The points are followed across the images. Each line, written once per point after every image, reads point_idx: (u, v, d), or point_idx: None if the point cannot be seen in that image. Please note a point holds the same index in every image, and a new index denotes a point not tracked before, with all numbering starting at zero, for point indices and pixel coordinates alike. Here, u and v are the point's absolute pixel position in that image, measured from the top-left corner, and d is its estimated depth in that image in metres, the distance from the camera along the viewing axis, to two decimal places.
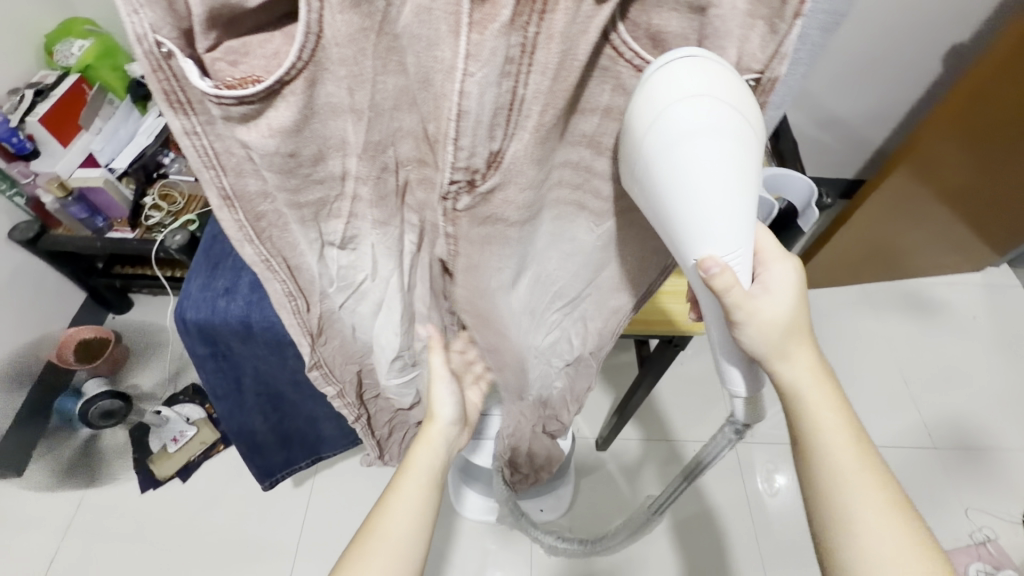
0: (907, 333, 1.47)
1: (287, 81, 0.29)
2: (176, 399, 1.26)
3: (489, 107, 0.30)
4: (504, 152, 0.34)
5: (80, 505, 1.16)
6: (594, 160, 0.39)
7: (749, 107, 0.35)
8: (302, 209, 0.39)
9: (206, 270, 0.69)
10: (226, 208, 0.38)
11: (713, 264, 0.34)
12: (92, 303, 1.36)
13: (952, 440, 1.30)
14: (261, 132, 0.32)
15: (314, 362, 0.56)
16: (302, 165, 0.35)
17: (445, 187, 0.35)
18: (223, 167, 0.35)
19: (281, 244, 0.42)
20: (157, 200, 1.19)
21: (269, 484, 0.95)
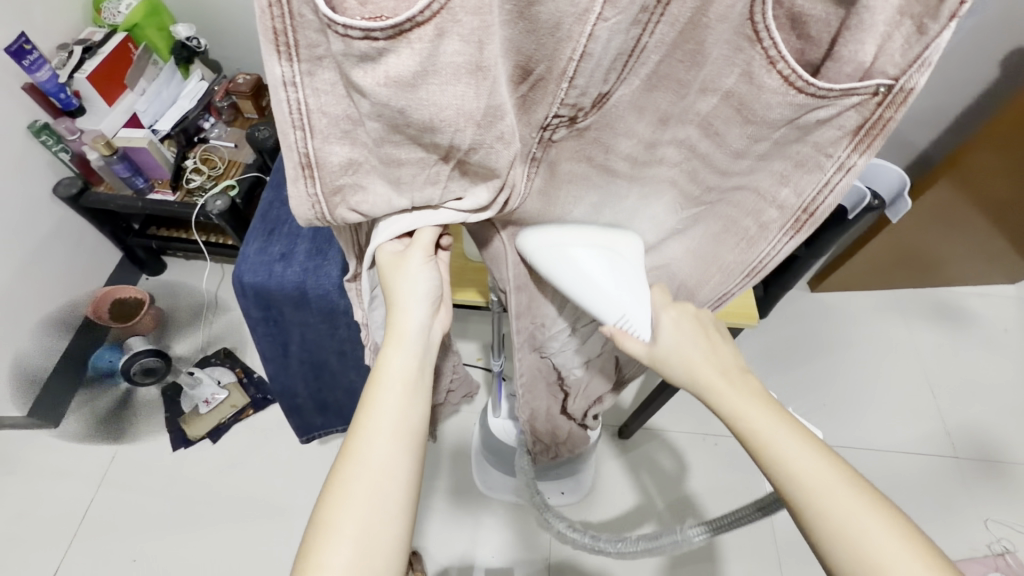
0: (936, 342, 1.46)
1: (419, 23, 0.25)
2: (208, 361, 1.30)
3: (611, 53, 0.30)
4: (610, 94, 0.33)
5: (113, 457, 1.20)
6: (700, 142, 0.37)
7: (870, 119, 0.32)
8: (398, 168, 0.36)
9: (262, 235, 0.69)
10: (304, 178, 0.35)
11: (609, 329, 0.46)
12: (128, 262, 1.39)
13: (974, 451, 1.29)
14: (378, 79, 0.28)
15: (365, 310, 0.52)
16: (410, 124, 0.31)
17: (548, 118, 0.34)
18: (312, 128, 0.33)
19: (344, 207, 0.37)
20: (198, 164, 1.21)
21: (307, 439, 0.99)
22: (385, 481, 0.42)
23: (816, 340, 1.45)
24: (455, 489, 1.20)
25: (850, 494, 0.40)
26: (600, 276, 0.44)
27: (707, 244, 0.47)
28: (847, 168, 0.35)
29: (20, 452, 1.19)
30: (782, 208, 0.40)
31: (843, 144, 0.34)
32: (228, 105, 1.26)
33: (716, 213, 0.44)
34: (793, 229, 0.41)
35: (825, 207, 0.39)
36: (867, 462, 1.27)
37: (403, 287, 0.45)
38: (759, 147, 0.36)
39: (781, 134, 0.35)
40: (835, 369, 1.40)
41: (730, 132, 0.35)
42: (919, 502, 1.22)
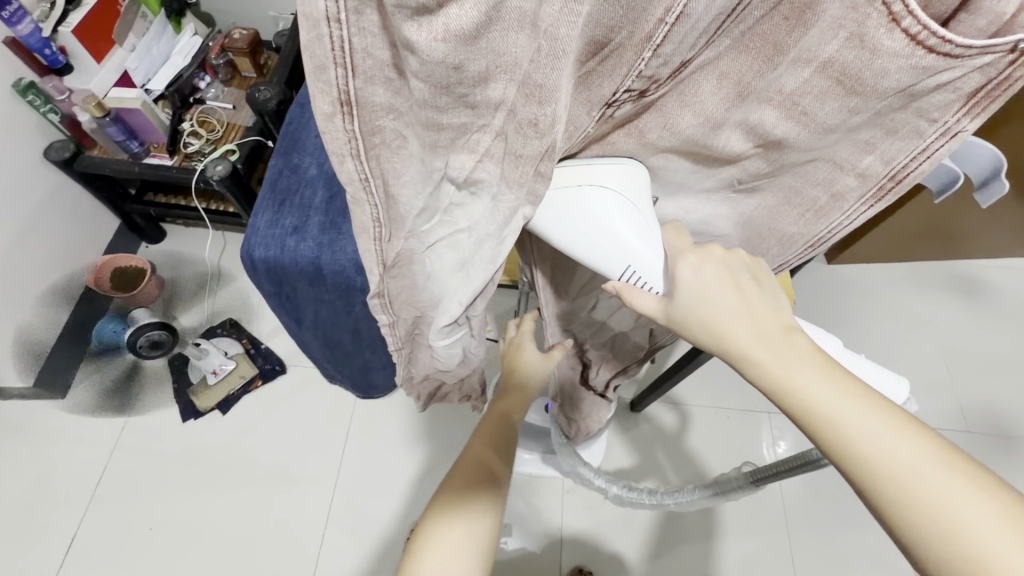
0: (952, 315, 1.44)
1: None
2: (214, 332, 1.27)
3: (713, 13, 0.26)
4: (694, 62, 0.30)
5: (123, 428, 1.19)
6: (776, 125, 0.33)
7: (995, 79, 0.28)
8: (437, 134, 0.33)
9: (273, 206, 0.65)
10: (340, 115, 0.31)
11: (612, 288, 0.41)
12: (126, 230, 1.34)
13: (986, 425, 1.29)
14: (433, 33, 0.25)
15: (379, 291, 0.49)
16: (462, 82, 0.28)
17: (616, 94, 0.31)
18: (354, 67, 0.29)
19: (386, 164, 0.36)
20: (195, 127, 1.15)
21: None
22: (477, 541, 0.52)
23: (828, 313, 1.42)
24: None
25: (928, 462, 0.33)
26: (588, 226, 0.38)
27: (764, 215, 0.44)
28: (952, 134, 0.33)
29: (30, 423, 1.18)
30: (863, 176, 0.38)
31: (953, 108, 0.31)
32: (224, 64, 1.19)
33: (779, 183, 0.41)
34: (872, 197, 0.39)
35: (914, 176, 0.37)
36: None
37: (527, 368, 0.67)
38: (855, 120, 0.32)
39: (887, 102, 0.31)
40: (847, 342, 1.39)
41: (825, 107, 0.31)
42: None
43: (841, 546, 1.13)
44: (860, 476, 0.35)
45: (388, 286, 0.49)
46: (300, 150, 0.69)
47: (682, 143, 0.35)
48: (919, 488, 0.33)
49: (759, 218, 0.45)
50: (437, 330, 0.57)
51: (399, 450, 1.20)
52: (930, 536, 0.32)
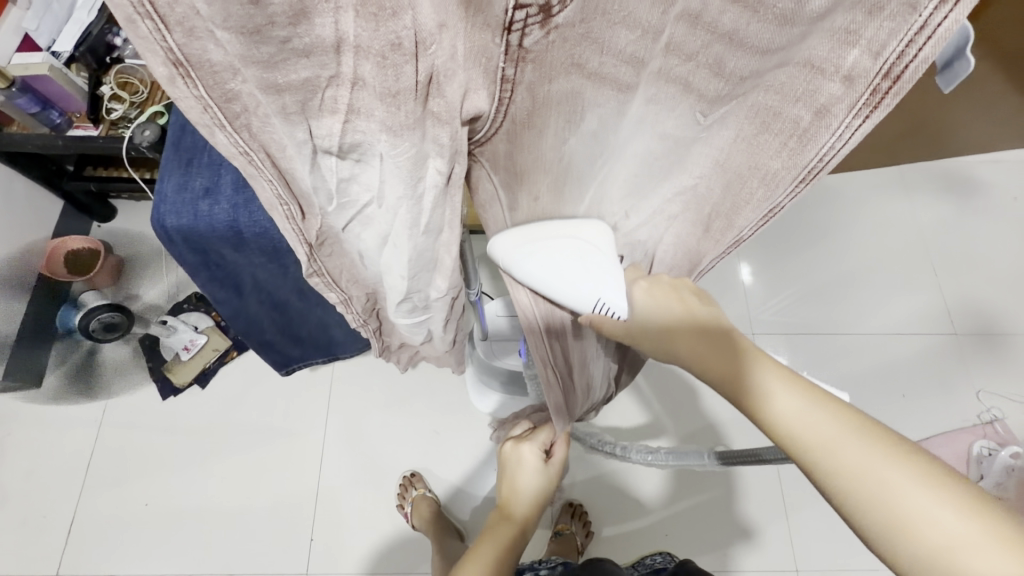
0: (940, 218, 1.39)
1: None
2: (181, 307, 1.24)
3: None
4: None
5: (104, 410, 1.18)
6: (723, 13, 0.26)
7: None
8: (283, 97, 0.28)
9: (179, 167, 0.59)
10: (180, 79, 0.26)
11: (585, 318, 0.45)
12: (71, 210, 1.27)
13: (972, 325, 1.28)
14: None
15: (314, 272, 0.47)
16: (274, 25, 0.24)
17: (510, 12, 0.24)
18: (164, 18, 0.23)
19: (264, 136, 0.31)
20: (115, 89, 1.04)
21: (287, 371, 0.93)
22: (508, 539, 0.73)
23: (813, 228, 1.37)
24: (453, 410, 1.20)
25: (858, 443, 0.35)
26: (564, 271, 0.42)
27: (741, 149, 0.37)
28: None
29: (9, 414, 1.17)
30: (849, 77, 0.30)
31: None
32: None
33: (750, 101, 0.33)
34: (864, 107, 0.30)
35: (914, 65, 0.28)
36: (863, 347, 1.26)
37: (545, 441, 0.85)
38: (818, 3, 0.26)
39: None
40: (832, 255, 1.35)
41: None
42: (914, 380, 1.23)
43: None
44: (807, 463, 0.36)
45: (325, 266, 0.48)
46: None
47: (622, 68, 0.29)
48: (851, 463, 0.35)
49: (733, 155, 0.38)
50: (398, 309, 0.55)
51: (383, 407, 1.20)
52: (870, 509, 0.34)
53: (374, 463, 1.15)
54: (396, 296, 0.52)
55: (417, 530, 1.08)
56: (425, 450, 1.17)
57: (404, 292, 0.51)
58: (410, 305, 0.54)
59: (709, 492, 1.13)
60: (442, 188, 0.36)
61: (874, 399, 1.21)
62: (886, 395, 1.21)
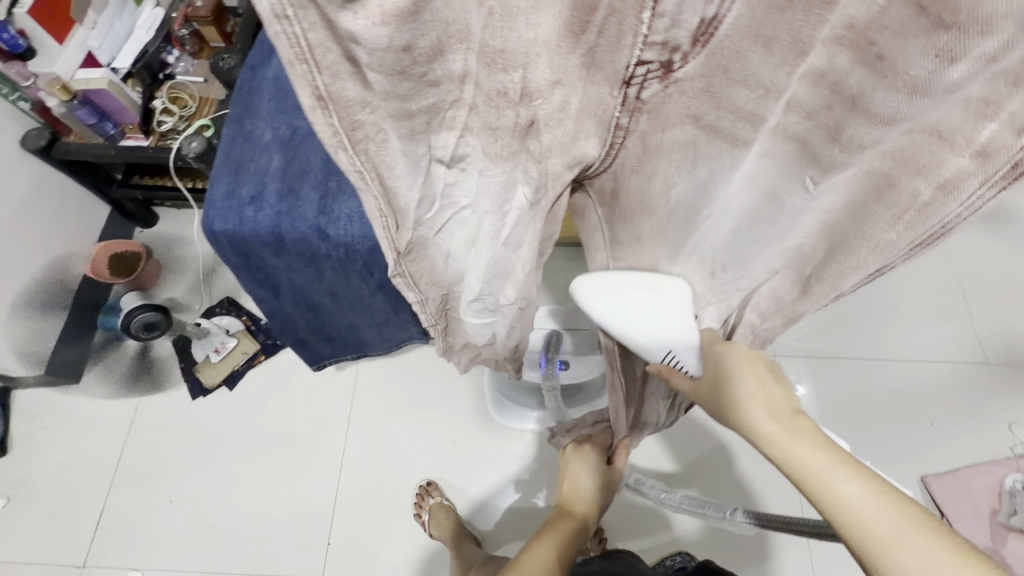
0: (968, 244, 1.37)
1: None
2: (214, 311, 1.29)
3: None
4: (721, 18, 0.25)
5: (137, 408, 1.23)
6: (876, 90, 0.26)
7: None
8: (412, 120, 0.31)
9: (228, 176, 0.63)
10: (320, 110, 0.29)
11: (654, 369, 0.47)
12: (117, 215, 1.33)
13: (1003, 355, 1.25)
14: (374, 17, 0.24)
15: (399, 275, 0.45)
16: (416, 63, 0.27)
17: (630, 67, 0.27)
18: (316, 62, 0.26)
19: (378, 159, 0.33)
20: (167, 103, 1.12)
21: (319, 366, 0.95)
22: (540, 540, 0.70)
23: None
24: (472, 422, 1.20)
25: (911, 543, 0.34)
26: (637, 322, 0.43)
27: (846, 217, 0.35)
28: None
29: (49, 408, 1.22)
30: (981, 153, 0.28)
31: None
32: (189, 35, 1.13)
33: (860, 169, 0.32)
34: (1000, 179, 0.29)
35: None
36: (886, 372, 1.24)
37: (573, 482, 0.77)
38: (956, 72, 0.25)
39: (1001, 43, 0.23)
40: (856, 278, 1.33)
41: (906, 51, 0.24)
42: (938, 406, 1.20)
43: None
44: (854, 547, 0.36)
45: (408, 268, 0.46)
46: (253, 115, 0.67)
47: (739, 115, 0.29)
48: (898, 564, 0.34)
49: (833, 222, 0.36)
50: (467, 309, 0.52)
51: (404, 416, 1.21)
52: None
53: (392, 469, 1.17)
54: (469, 295, 0.49)
55: (433, 539, 1.09)
56: (443, 460, 1.18)
57: (476, 294, 0.48)
58: (479, 306, 0.50)
59: None
60: (529, 210, 0.37)
61: (899, 427, 1.19)
62: (911, 423, 1.19)
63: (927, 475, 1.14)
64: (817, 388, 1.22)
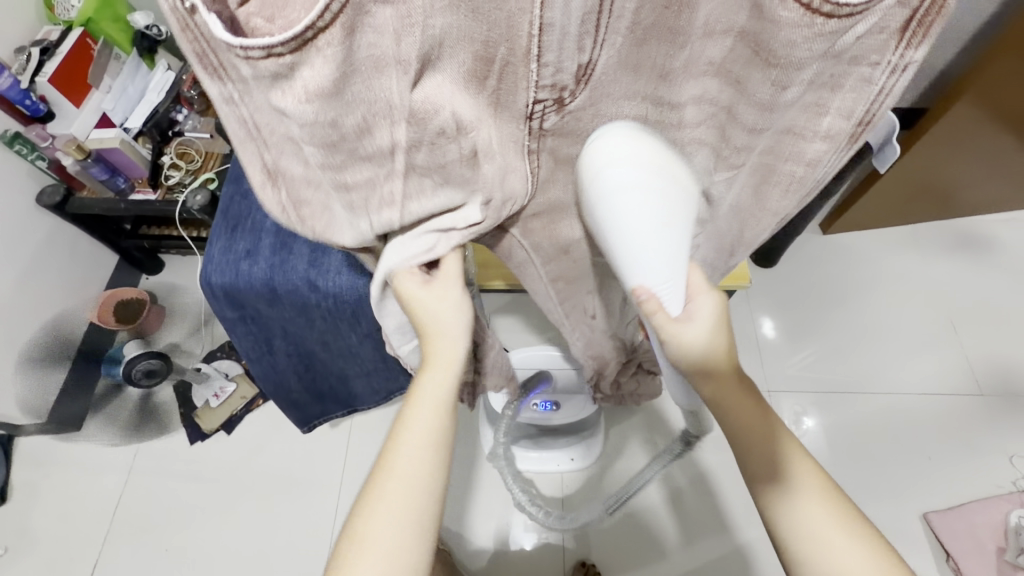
0: (955, 276, 1.39)
1: (320, 28, 0.24)
2: (215, 355, 1.31)
3: (576, 16, 0.28)
4: (596, 62, 0.31)
5: (136, 454, 1.24)
6: (735, 102, 0.34)
7: (920, 7, 0.27)
8: (350, 190, 0.35)
9: (226, 233, 0.67)
10: (270, 184, 0.36)
11: (642, 294, 0.37)
12: (124, 263, 1.38)
13: (997, 386, 1.25)
14: (297, 97, 0.27)
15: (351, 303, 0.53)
16: (345, 139, 0.30)
17: (530, 105, 0.33)
18: (264, 139, 0.33)
19: (326, 224, 0.38)
20: (174, 159, 1.17)
21: (309, 428, 0.99)
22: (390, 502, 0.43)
23: (828, 288, 1.37)
24: (467, 464, 1.20)
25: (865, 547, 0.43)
26: (651, 217, 0.34)
27: (749, 200, 0.42)
28: (901, 68, 0.30)
29: (50, 456, 1.23)
30: (829, 137, 0.35)
31: (891, 46, 0.29)
32: (197, 95, 1.20)
33: (752, 163, 0.39)
34: (846, 145, 0.36)
35: (882, 114, 0.33)
36: (882, 404, 1.24)
37: (436, 321, 0.47)
38: (790, 94, 0.33)
39: (814, 70, 0.31)
40: (847, 312, 1.35)
41: (752, 78, 0.32)
42: (937, 439, 1.20)
43: None
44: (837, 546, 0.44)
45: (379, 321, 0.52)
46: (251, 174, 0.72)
47: (635, 126, 0.36)
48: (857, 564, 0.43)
49: (744, 203, 0.42)
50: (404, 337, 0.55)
51: None
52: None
53: None
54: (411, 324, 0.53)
55: None
56: None
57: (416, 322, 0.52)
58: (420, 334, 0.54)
59: (731, 557, 1.09)
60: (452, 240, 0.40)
61: (899, 465, 1.18)
62: (910, 459, 1.18)
63: (930, 512, 1.13)
64: (824, 424, 1.22)
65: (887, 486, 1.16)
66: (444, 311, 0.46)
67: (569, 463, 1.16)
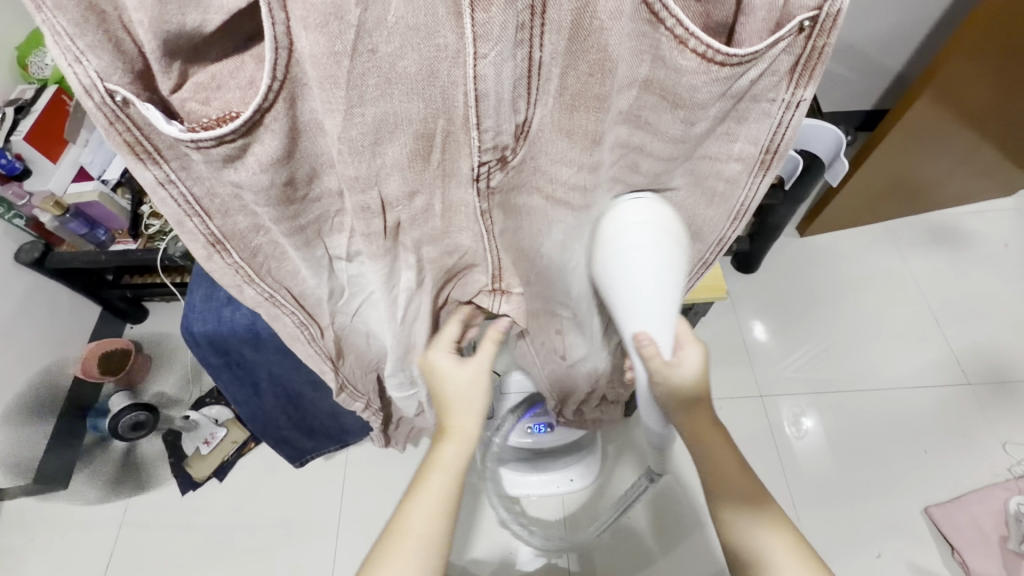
0: (932, 268, 1.42)
1: (265, 109, 0.30)
2: (204, 402, 1.29)
3: (507, 82, 0.32)
4: (530, 121, 0.35)
5: (126, 509, 1.20)
6: (632, 136, 0.38)
7: (803, 53, 0.33)
8: (302, 230, 0.40)
9: (206, 281, 0.67)
10: (218, 253, 0.40)
11: (645, 338, 0.45)
12: (107, 313, 1.37)
13: (984, 374, 1.27)
14: (251, 168, 0.33)
15: (337, 382, 0.59)
16: (297, 190, 0.37)
17: (477, 169, 0.37)
18: (208, 211, 0.37)
19: (280, 276, 0.44)
20: (155, 207, 1.17)
21: (301, 463, 0.97)
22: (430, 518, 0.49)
23: (808, 288, 1.40)
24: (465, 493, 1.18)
25: None
26: (659, 276, 0.43)
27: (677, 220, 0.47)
28: (795, 105, 0.36)
29: (36, 517, 1.20)
30: (742, 160, 0.41)
31: (783, 86, 0.35)
32: None
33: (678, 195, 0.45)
34: (762, 169, 0.42)
35: (784, 146, 0.39)
36: (874, 400, 1.25)
37: (461, 394, 0.55)
38: (700, 128, 0.37)
39: (718, 107, 0.35)
40: (831, 311, 1.37)
41: (662, 118, 0.36)
42: (932, 431, 1.21)
43: (852, 520, 1.13)
44: None
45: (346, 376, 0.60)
46: None
47: (572, 190, 0.41)
48: None
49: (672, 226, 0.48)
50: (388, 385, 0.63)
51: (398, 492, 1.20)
52: None
53: None
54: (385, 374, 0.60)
55: None
56: None
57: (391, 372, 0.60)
58: (397, 381, 0.62)
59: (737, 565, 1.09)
60: (415, 288, 0.47)
61: (896, 461, 1.19)
62: (908, 455, 1.19)
63: (932, 505, 1.13)
64: (824, 424, 1.23)
65: (889, 483, 1.16)
66: (464, 386, 0.55)
67: (570, 484, 1.15)
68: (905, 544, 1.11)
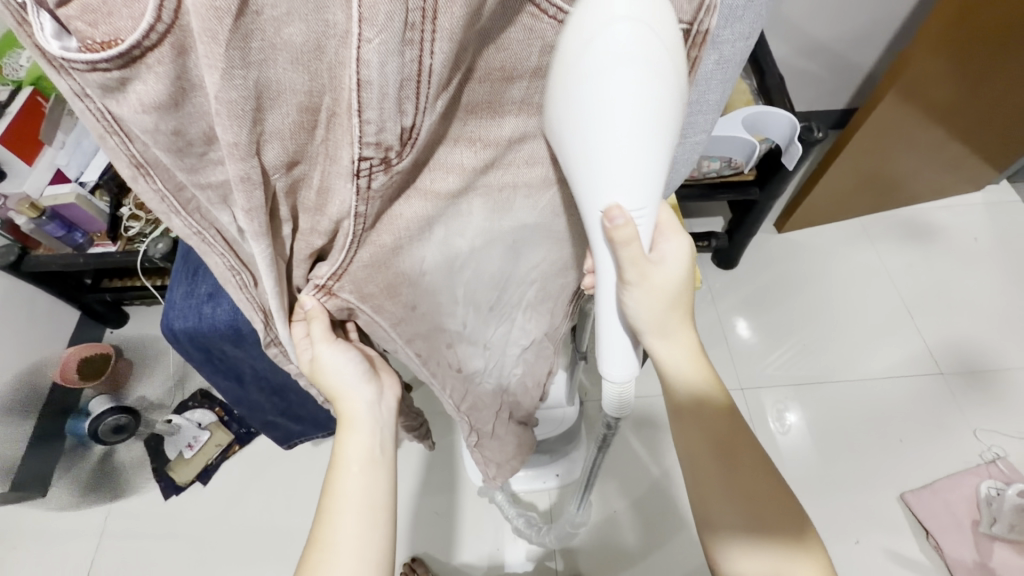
0: (906, 262, 1.46)
1: (148, 46, 0.25)
2: (186, 404, 1.27)
3: (394, 79, 0.29)
4: (419, 127, 0.32)
5: (107, 516, 1.19)
6: (527, 137, 0.39)
7: (679, 65, 0.37)
8: (208, 192, 0.33)
9: (186, 278, 0.67)
10: (141, 178, 0.32)
11: (618, 215, 0.38)
12: (87, 318, 1.35)
13: (956, 363, 1.31)
14: (133, 107, 0.27)
15: (270, 340, 0.48)
16: (193, 145, 0.30)
17: (356, 164, 0.33)
18: (129, 133, 0.30)
19: (212, 216, 0.36)
20: (134, 209, 1.17)
21: (290, 445, 0.99)
22: (367, 510, 0.51)
23: (783, 282, 1.43)
24: (451, 488, 1.20)
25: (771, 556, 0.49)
26: (645, 137, 0.34)
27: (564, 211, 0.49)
28: None
29: (14, 527, 1.17)
30: None
31: None
32: None
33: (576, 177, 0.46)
34: None
35: None
36: (848, 391, 1.28)
37: (339, 388, 0.54)
38: None
39: None
40: (807, 305, 1.40)
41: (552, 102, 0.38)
42: (909, 422, 1.24)
43: (828, 508, 1.16)
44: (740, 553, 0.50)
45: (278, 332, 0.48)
46: None
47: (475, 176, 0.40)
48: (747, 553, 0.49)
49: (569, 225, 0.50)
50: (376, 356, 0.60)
51: None
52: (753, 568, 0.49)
53: None
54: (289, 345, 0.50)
55: None
56: (429, 533, 1.16)
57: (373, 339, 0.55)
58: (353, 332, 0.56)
59: None
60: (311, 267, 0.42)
61: (875, 449, 1.22)
62: (884, 444, 1.22)
63: (907, 492, 1.17)
64: (804, 417, 1.26)
65: (868, 471, 1.19)
66: (347, 386, 0.55)
67: (556, 479, 1.17)
68: (883, 531, 1.14)
